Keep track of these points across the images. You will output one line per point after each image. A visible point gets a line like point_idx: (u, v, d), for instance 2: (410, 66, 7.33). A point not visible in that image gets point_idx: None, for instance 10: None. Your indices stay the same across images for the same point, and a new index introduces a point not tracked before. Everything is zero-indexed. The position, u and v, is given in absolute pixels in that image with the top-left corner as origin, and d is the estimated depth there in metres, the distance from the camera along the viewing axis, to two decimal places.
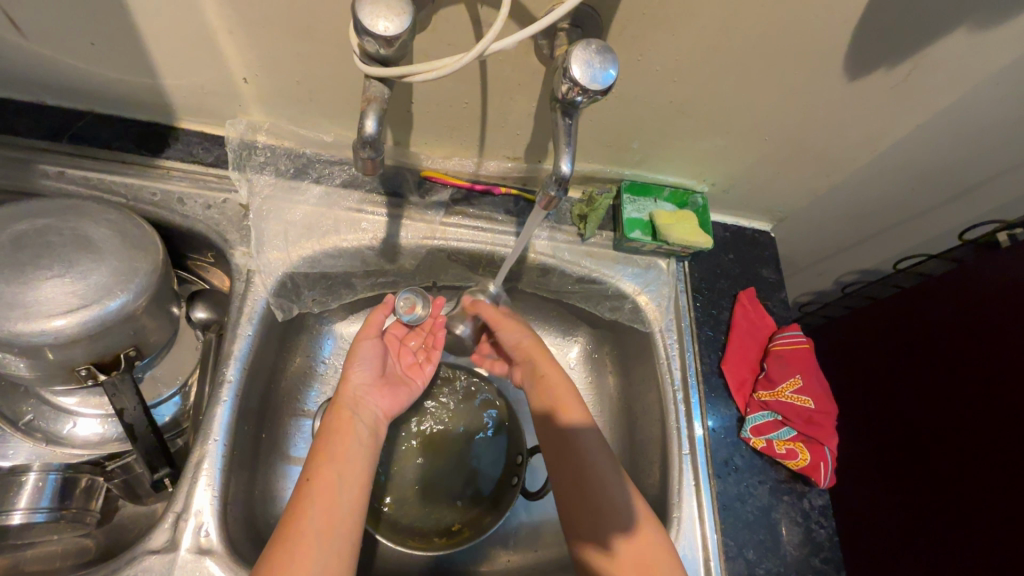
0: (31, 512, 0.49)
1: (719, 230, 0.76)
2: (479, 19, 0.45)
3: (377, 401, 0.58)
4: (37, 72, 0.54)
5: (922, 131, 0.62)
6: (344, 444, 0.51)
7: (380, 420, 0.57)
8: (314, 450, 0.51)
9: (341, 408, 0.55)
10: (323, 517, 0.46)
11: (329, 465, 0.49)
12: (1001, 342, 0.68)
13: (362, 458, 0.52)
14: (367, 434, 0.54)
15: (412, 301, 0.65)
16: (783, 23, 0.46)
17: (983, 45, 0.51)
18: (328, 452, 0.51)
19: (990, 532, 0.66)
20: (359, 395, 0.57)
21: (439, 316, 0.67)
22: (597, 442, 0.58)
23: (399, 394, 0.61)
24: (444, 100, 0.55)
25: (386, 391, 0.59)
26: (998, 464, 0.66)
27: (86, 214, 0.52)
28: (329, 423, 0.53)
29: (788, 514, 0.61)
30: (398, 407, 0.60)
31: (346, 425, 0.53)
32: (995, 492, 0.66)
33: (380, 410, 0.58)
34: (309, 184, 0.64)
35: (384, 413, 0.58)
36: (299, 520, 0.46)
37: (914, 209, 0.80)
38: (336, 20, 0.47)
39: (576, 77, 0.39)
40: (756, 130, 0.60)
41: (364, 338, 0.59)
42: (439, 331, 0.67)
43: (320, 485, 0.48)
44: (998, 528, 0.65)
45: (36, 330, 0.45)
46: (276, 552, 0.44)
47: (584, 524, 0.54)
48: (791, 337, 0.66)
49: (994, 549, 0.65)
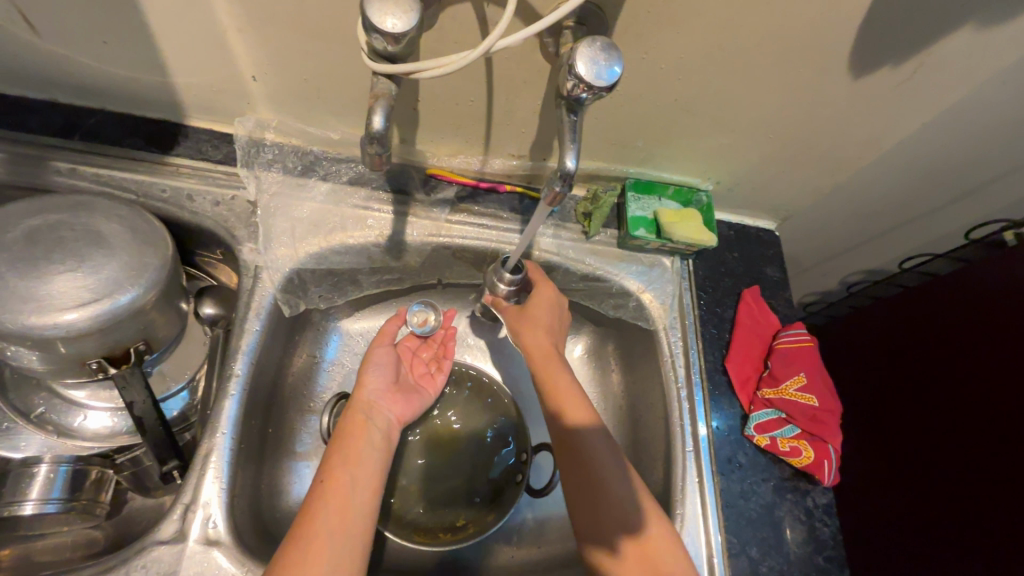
0: (42, 503, 0.50)
1: (723, 229, 0.76)
2: (485, 17, 0.46)
3: (390, 406, 0.58)
4: (51, 70, 0.55)
5: (928, 129, 0.62)
6: (357, 447, 0.52)
7: (392, 425, 0.57)
8: (329, 454, 0.52)
9: (354, 412, 0.55)
10: (335, 519, 0.47)
11: (343, 468, 0.50)
12: (1006, 342, 0.68)
13: (374, 463, 0.52)
14: (380, 438, 0.54)
15: (425, 314, 0.68)
16: (787, 21, 0.46)
17: (989, 43, 0.51)
18: (342, 456, 0.51)
19: (997, 535, 0.66)
20: (373, 401, 0.57)
21: (450, 328, 0.68)
22: (607, 447, 0.57)
23: (412, 402, 0.61)
24: (450, 98, 0.56)
25: (399, 398, 0.60)
26: (1004, 465, 0.65)
27: (98, 211, 0.52)
28: (343, 428, 0.54)
29: (792, 513, 0.61)
30: (410, 414, 0.61)
31: (359, 430, 0.54)
32: (1001, 493, 0.65)
33: (392, 416, 0.58)
34: (316, 181, 0.65)
35: (397, 419, 0.58)
36: (312, 523, 0.46)
37: (920, 208, 0.80)
38: (343, 19, 0.47)
39: (581, 74, 0.39)
40: (760, 128, 0.60)
41: (377, 345, 0.60)
42: (450, 342, 0.67)
43: (333, 488, 0.49)
44: (1002, 530, 0.65)
45: (49, 323, 0.46)
46: (289, 553, 0.44)
47: (593, 526, 0.54)
48: (795, 335, 0.66)
49: (1000, 550, 0.65)
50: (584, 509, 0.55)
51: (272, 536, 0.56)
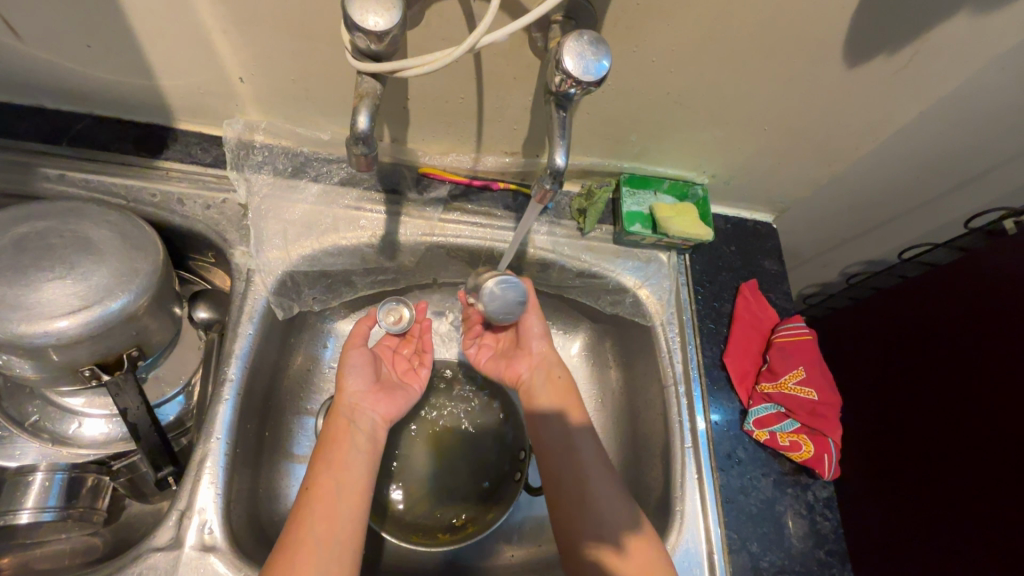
0: (39, 511, 0.51)
1: (720, 222, 0.75)
2: (472, 12, 0.45)
3: (375, 406, 0.57)
4: (37, 76, 0.54)
5: (923, 117, 0.61)
6: (342, 452, 0.52)
7: (378, 425, 0.57)
8: (314, 461, 0.51)
9: (336, 416, 0.55)
10: (322, 528, 0.46)
11: (328, 475, 0.50)
12: (1009, 332, 0.67)
13: (362, 467, 0.52)
14: (365, 442, 0.54)
15: (398, 312, 0.66)
16: (779, 11, 0.46)
17: (985, 29, 0.50)
18: (326, 461, 0.51)
19: (999, 527, 0.65)
20: (356, 404, 0.56)
21: (424, 321, 0.68)
22: (596, 452, 0.59)
23: (398, 398, 0.60)
24: (439, 95, 0.55)
25: (384, 396, 0.59)
26: (1006, 457, 0.65)
27: (86, 217, 0.52)
28: (327, 434, 0.53)
29: (793, 507, 0.61)
30: (396, 412, 0.60)
31: (343, 434, 0.53)
32: (1002, 483, 0.65)
33: (377, 416, 0.57)
34: (307, 183, 0.65)
35: (384, 419, 0.57)
36: (300, 531, 0.46)
37: (919, 198, 0.79)
38: (328, 18, 0.47)
39: (568, 68, 0.38)
40: (755, 119, 0.59)
41: (351, 348, 0.58)
42: (427, 335, 0.67)
43: (318, 495, 0.48)
44: (1006, 521, 0.64)
45: (39, 331, 0.46)
46: (278, 563, 0.44)
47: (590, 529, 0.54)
48: (794, 328, 0.65)
49: (1002, 541, 0.65)
50: (575, 513, 0.55)
51: (268, 541, 0.55)
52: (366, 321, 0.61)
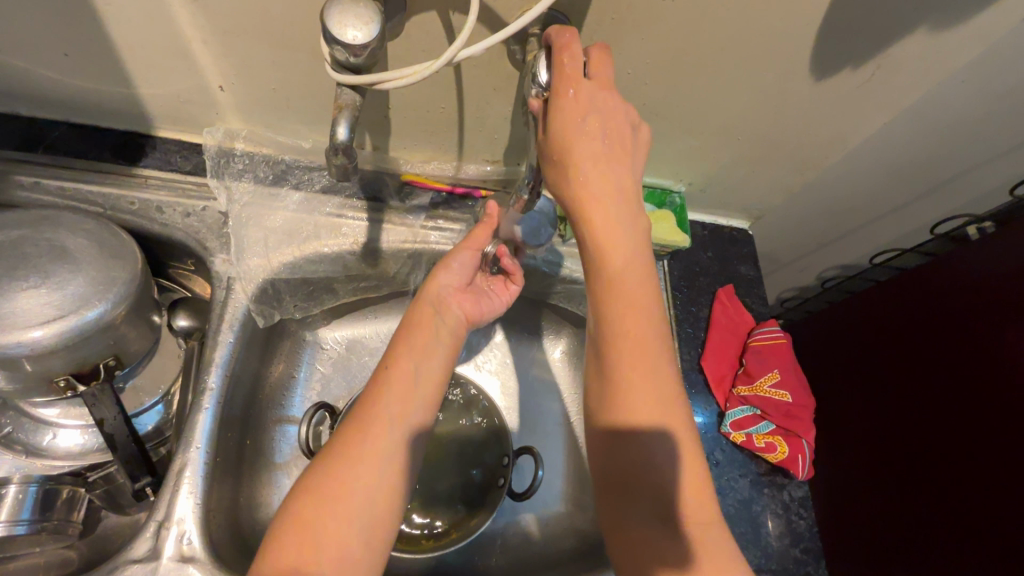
0: (12, 525, 0.49)
1: (697, 229, 0.77)
2: (451, 25, 0.46)
3: (461, 304, 0.58)
4: (11, 84, 0.54)
5: (886, 129, 0.64)
6: (405, 379, 0.50)
7: (460, 323, 0.57)
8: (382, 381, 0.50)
9: (423, 304, 0.56)
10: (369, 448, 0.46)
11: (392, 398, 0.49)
12: (981, 332, 0.69)
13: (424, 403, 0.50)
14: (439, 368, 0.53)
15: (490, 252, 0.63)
16: (745, 28, 0.47)
17: (942, 46, 0.52)
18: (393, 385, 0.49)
19: (981, 527, 0.66)
20: (443, 295, 0.57)
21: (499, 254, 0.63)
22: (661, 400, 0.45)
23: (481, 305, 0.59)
24: (420, 105, 0.56)
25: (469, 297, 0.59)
26: (986, 456, 0.66)
27: (61, 226, 0.51)
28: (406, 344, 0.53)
29: (769, 507, 0.63)
30: (479, 315, 0.59)
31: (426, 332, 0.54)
32: (983, 483, 0.66)
33: (461, 313, 0.58)
34: (288, 191, 0.64)
35: (464, 316, 0.58)
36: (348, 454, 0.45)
37: (888, 204, 0.82)
38: (307, 29, 0.47)
39: (544, 82, 0.42)
40: (729, 130, 0.61)
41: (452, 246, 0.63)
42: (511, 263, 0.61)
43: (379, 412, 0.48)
44: (987, 525, 0.65)
45: (11, 342, 0.45)
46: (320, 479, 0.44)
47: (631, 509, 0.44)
48: (769, 332, 0.67)
49: (987, 545, 0.65)
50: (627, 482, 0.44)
51: (247, 549, 0.55)
52: (483, 230, 0.58)
